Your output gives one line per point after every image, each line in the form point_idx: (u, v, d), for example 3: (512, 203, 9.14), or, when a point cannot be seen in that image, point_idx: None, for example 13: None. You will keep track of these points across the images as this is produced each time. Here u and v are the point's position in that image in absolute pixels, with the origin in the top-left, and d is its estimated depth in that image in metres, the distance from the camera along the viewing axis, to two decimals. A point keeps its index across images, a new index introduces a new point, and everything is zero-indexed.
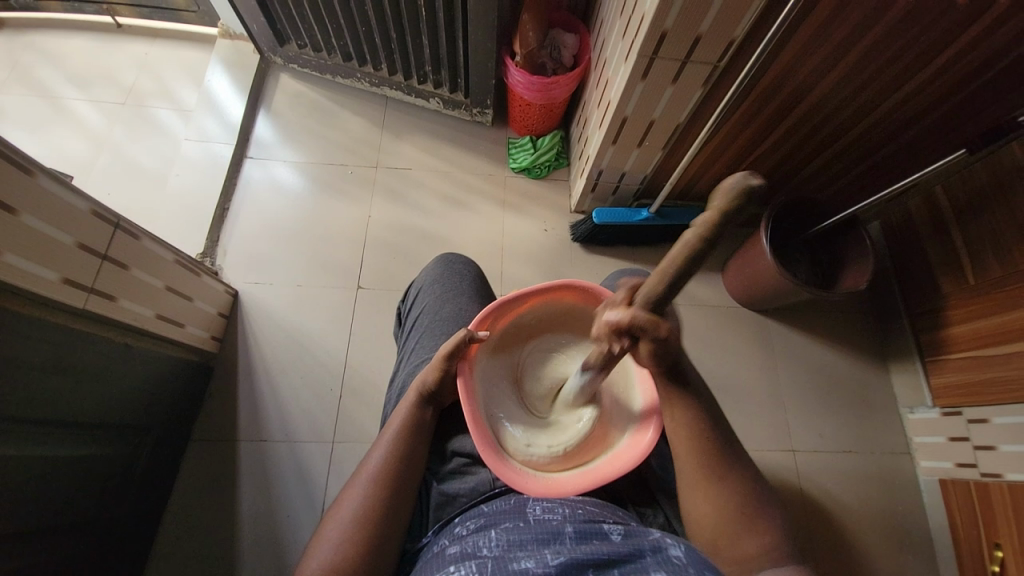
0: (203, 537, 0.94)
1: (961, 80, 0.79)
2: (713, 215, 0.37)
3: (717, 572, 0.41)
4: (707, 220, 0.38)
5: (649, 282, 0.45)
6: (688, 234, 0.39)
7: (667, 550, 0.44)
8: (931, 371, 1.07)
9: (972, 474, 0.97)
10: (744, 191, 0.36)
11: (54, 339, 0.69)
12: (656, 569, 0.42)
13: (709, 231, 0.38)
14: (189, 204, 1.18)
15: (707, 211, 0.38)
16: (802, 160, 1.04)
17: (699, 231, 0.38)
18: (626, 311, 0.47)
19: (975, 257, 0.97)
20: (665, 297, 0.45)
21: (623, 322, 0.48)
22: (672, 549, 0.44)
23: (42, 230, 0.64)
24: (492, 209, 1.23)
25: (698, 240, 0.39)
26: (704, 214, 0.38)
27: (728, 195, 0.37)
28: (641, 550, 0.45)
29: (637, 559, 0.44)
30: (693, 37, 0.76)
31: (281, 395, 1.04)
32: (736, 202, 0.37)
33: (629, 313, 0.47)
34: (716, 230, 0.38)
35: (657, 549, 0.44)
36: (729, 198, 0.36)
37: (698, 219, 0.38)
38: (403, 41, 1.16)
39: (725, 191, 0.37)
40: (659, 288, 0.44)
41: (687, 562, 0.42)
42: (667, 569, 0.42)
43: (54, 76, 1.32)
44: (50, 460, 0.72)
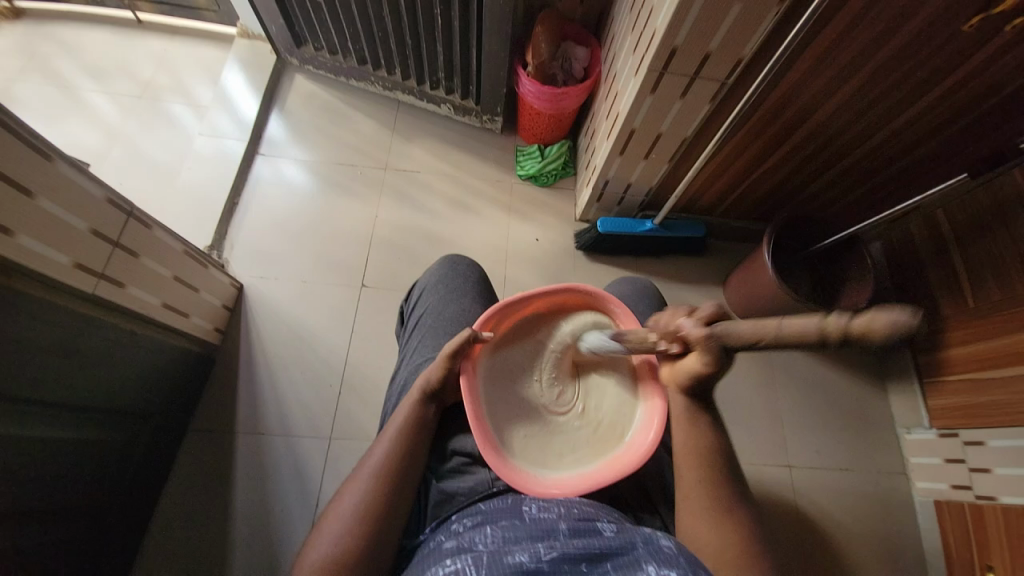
0: (195, 529, 0.94)
1: (964, 106, 0.80)
2: (855, 326, 0.39)
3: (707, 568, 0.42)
4: (847, 321, 0.39)
5: (739, 326, 0.48)
6: (821, 319, 0.41)
7: (658, 541, 0.45)
8: (929, 392, 1.07)
9: (967, 496, 0.97)
10: (897, 328, 0.37)
11: (62, 322, 0.69)
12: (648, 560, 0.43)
13: (837, 333, 0.40)
14: (198, 198, 1.20)
15: (851, 316, 0.39)
16: (806, 179, 1.05)
17: (831, 325, 0.40)
18: (702, 332, 0.52)
19: (974, 280, 0.97)
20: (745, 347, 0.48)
21: (692, 338, 0.53)
22: (662, 541, 0.46)
23: (58, 215, 0.65)
24: (498, 214, 1.25)
25: (818, 331, 0.41)
26: (851, 316, 0.39)
27: (885, 324, 0.37)
28: (632, 543, 0.45)
29: (630, 552, 0.45)
30: (704, 53, 0.77)
31: (280, 389, 1.04)
32: (883, 334, 0.38)
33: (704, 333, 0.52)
34: (845, 340, 0.39)
35: (649, 542, 0.45)
36: (881, 324, 0.38)
37: (838, 317, 0.40)
38: (418, 48, 1.18)
39: (887, 320, 0.38)
40: (749, 338, 0.46)
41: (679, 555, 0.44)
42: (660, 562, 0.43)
43: (71, 67, 1.34)
44: (50, 443, 0.73)
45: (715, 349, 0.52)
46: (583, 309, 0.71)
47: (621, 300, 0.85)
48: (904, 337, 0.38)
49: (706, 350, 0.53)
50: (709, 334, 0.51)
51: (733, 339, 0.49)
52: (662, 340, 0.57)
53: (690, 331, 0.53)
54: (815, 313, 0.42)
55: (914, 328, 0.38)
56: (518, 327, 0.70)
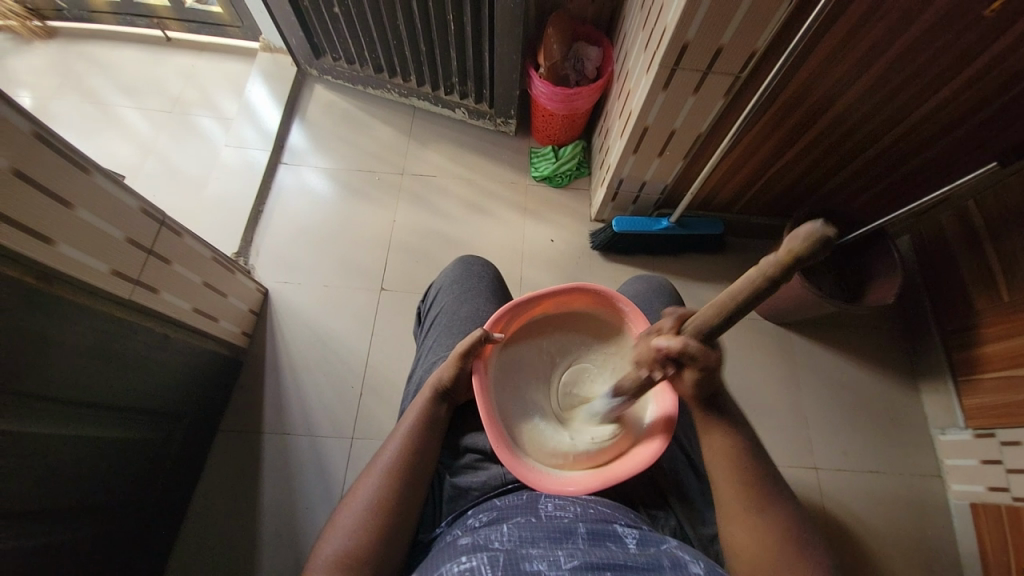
0: (225, 524, 0.98)
1: (992, 93, 0.77)
2: (781, 257, 0.33)
3: None
4: (774, 264, 0.34)
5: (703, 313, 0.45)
6: (754, 271, 0.36)
7: (685, 564, 0.45)
8: (964, 390, 1.03)
9: (1004, 498, 0.93)
10: (812, 241, 0.31)
11: (102, 326, 0.74)
12: None
13: (776, 275, 0.34)
14: (225, 206, 1.25)
15: (777, 255, 0.34)
16: (826, 172, 1.03)
17: (764, 271, 0.35)
18: (676, 339, 0.48)
19: (1009, 273, 0.93)
20: (722, 326, 0.43)
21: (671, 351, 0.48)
22: (691, 567, 0.45)
23: (95, 224, 0.69)
24: (513, 216, 1.26)
25: (764, 277, 0.36)
26: (774, 254, 0.34)
27: (797, 243, 0.32)
28: (659, 561, 0.45)
29: (655, 569, 0.45)
30: (715, 48, 0.77)
31: (304, 390, 1.08)
32: (806, 254, 0.32)
33: (681, 341, 0.48)
34: (783, 277, 0.34)
35: (674, 560, 0.46)
36: (792, 246, 0.32)
37: (766, 259, 0.35)
38: (432, 54, 1.20)
39: (799, 235, 0.32)
40: (716, 317, 0.43)
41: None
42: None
43: (107, 86, 1.41)
44: (91, 441, 0.77)
45: (699, 347, 0.47)
46: (598, 306, 0.70)
47: (635, 299, 0.85)
48: (824, 244, 0.31)
49: (696, 357, 0.48)
50: (684, 337, 0.48)
51: (705, 327, 0.45)
52: (651, 366, 0.53)
53: (668, 346, 0.49)
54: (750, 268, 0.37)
55: (827, 228, 0.31)
56: (529, 327, 0.71)
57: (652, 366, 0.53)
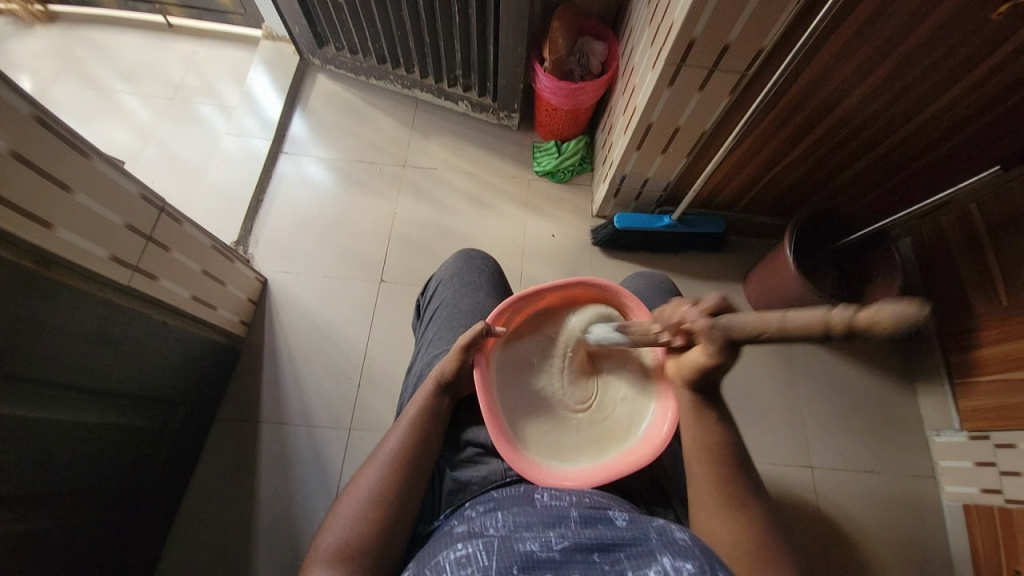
0: (221, 512, 0.98)
1: (996, 98, 0.77)
2: (860, 318, 0.37)
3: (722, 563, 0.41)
4: (851, 316, 0.37)
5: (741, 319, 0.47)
6: (823, 312, 0.39)
7: (672, 533, 0.45)
8: (960, 393, 1.03)
9: (997, 500, 0.94)
10: (904, 320, 0.35)
11: (100, 312, 0.73)
12: (661, 552, 0.43)
13: (841, 327, 0.38)
14: (225, 195, 1.24)
15: (855, 310, 0.37)
16: (829, 172, 1.02)
17: (834, 317, 0.38)
18: (703, 323, 0.52)
19: (1008, 277, 0.94)
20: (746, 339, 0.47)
21: (695, 327, 0.53)
22: (676, 533, 0.45)
23: (93, 209, 0.68)
24: (514, 210, 1.25)
25: (826, 326, 0.39)
26: (853, 309, 0.37)
27: (888, 315, 0.35)
28: (646, 534, 0.45)
29: (642, 543, 0.44)
30: (722, 45, 0.76)
31: (303, 381, 1.08)
32: (889, 328, 0.36)
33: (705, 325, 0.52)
34: (849, 333, 0.38)
35: (663, 534, 0.45)
36: (882, 315, 0.36)
37: (841, 311, 0.38)
38: (437, 46, 1.20)
39: (887, 310, 0.35)
40: (749, 329, 0.46)
41: (693, 546, 0.43)
42: (674, 553, 0.42)
43: (107, 71, 1.40)
44: (88, 427, 0.77)
45: (716, 343, 0.51)
46: (598, 301, 0.72)
47: (636, 295, 0.85)
48: (911, 328, 0.35)
49: (710, 341, 0.52)
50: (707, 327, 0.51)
51: (732, 326, 0.48)
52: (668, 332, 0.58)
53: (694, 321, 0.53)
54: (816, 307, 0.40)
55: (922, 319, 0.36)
56: (530, 321, 0.71)
57: (670, 333, 0.58)
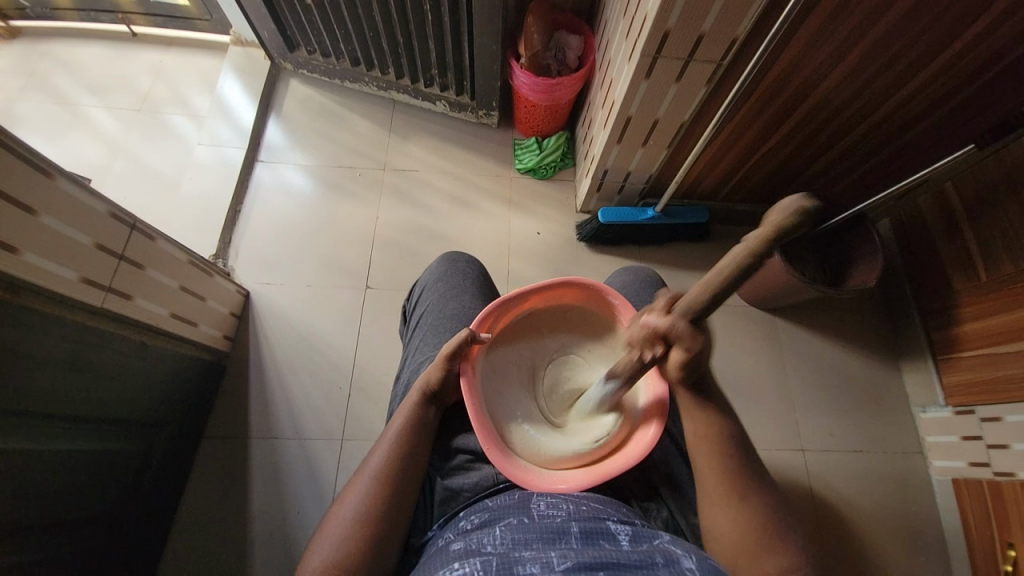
0: (214, 532, 0.96)
1: (968, 76, 0.78)
2: (766, 233, 0.36)
3: None
4: (760, 238, 0.37)
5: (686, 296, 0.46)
6: (736, 251, 0.39)
7: (680, 561, 0.44)
8: (944, 368, 1.05)
9: (985, 473, 0.95)
10: (791, 211, 0.35)
11: (72, 337, 0.71)
12: (668, 574, 0.43)
13: (756, 251, 0.37)
14: (201, 206, 1.21)
15: (760, 229, 0.37)
16: (809, 157, 1.03)
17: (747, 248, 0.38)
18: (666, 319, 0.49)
19: (986, 253, 0.95)
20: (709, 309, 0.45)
21: (660, 327, 0.50)
22: (683, 561, 0.45)
23: (61, 231, 0.66)
24: (498, 209, 1.24)
25: (749, 255, 0.38)
26: (756, 229, 0.37)
27: (781, 215, 0.35)
28: (652, 559, 0.45)
29: (648, 566, 0.44)
30: (696, 35, 0.76)
31: (291, 393, 1.06)
32: (787, 225, 0.35)
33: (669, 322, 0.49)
34: (764, 251, 0.37)
35: (670, 559, 0.45)
36: (776, 219, 0.35)
37: (749, 237, 0.38)
38: (411, 46, 1.18)
39: (782, 208, 0.36)
40: (700, 300, 0.44)
41: (700, 574, 0.43)
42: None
43: (71, 84, 1.36)
44: (68, 455, 0.75)
45: (687, 328, 0.48)
46: (586, 300, 0.70)
47: (622, 291, 0.85)
48: (804, 215, 0.35)
49: (681, 334, 0.49)
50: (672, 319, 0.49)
51: (691, 309, 0.46)
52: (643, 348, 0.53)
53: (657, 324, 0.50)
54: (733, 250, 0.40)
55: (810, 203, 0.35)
56: (518, 323, 0.71)
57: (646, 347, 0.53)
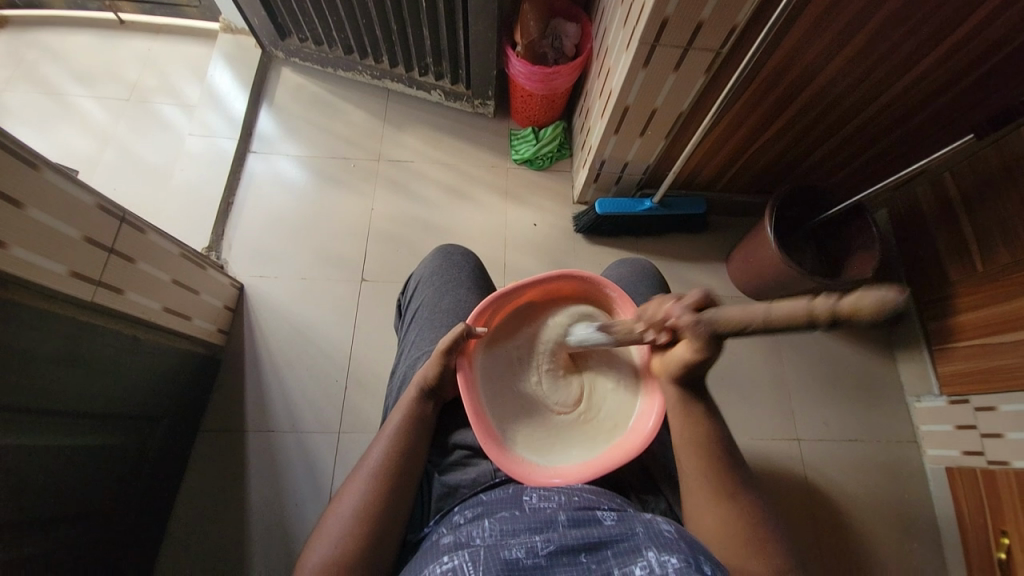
0: (212, 525, 0.96)
1: (969, 64, 0.77)
2: (845, 308, 0.36)
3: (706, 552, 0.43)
4: (838, 307, 0.37)
5: (725, 309, 0.45)
6: (806, 305, 0.38)
7: (658, 526, 0.46)
8: (939, 359, 1.06)
9: (979, 462, 0.96)
10: (885, 308, 0.35)
11: (64, 332, 0.70)
12: (648, 547, 0.43)
13: (825, 317, 0.37)
14: (193, 199, 1.19)
15: (839, 301, 0.37)
16: (808, 147, 1.02)
17: (818, 309, 0.37)
18: (690, 319, 0.50)
19: (983, 243, 0.95)
20: (733, 332, 0.45)
21: (681, 326, 0.51)
22: (662, 525, 0.46)
23: (49, 224, 0.64)
24: (495, 201, 1.23)
25: (809, 316, 0.38)
26: (837, 299, 0.37)
27: (875, 300, 0.35)
28: (632, 530, 0.46)
29: (629, 539, 0.45)
30: (695, 23, 0.75)
31: (287, 387, 1.05)
32: (875, 312, 0.35)
33: (692, 321, 0.49)
34: (834, 320, 0.37)
35: (649, 527, 0.46)
36: (868, 301, 0.35)
37: (825, 302, 0.37)
38: (404, 33, 1.15)
39: (875, 301, 0.35)
40: (735, 321, 0.44)
41: (678, 539, 0.44)
42: (660, 546, 0.43)
43: (58, 73, 1.33)
44: (62, 451, 0.74)
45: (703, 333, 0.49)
46: (584, 293, 0.70)
47: (619, 283, 0.84)
48: (894, 315, 0.35)
49: (695, 335, 0.50)
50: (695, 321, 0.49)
51: (719, 322, 0.46)
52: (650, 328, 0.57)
53: (679, 318, 0.51)
54: (799, 296, 0.39)
55: (903, 304, 0.35)
56: (514, 315, 0.70)
57: (654, 330, 0.57)
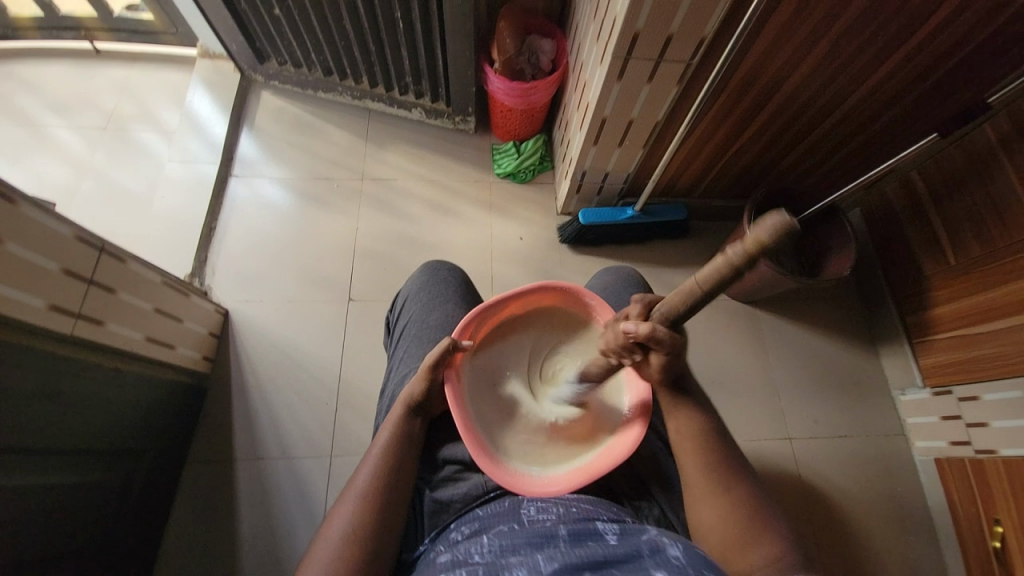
0: (201, 558, 0.93)
1: (926, 67, 0.81)
2: (748, 246, 0.37)
3: (716, 571, 0.41)
4: (741, 249, 0.38)
5: (666, 301, 0.49)
6: (723, 260, 0.40)
7: (664, 549, 0.44)
8: (919, 351, 1.08)
9: (966, 452, 0.98)
10: (776, 231, 0.36)
11: (44, 366, 0.69)
12: (656, 569, 0.42)
13: (740, 263, 0.39)
14: (174, 225, 1.18)
15: (743, 243, 0.38)
16: (781, 151, 1.05)
17: (732, 261, 0.39)
18: (644, 325, 0.51)
19: (953, 237, 0.99)
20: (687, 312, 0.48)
21: (640, 336, 0.52)
22: (670, 550, 0.44)
23: (26, 259, 0.63)
24: (480, 215, 1.24)
25: (730, 265, 0.40)
26: (740, 243, 0.38)
27: (767, 233, 0.36)
28: (639, 552, 0.45)
29: (636, 561, 0.44)
30: (666, 36, 0.77)
31: (276, 411, 1.04)
32: (774, 241, 0.36)
33: (647, 328, 0.51)
34: (748, 263, 0.38)
35: (655, 550, 0.44)
36: (760, 235, 0.36)
37: (731, 250, 0.39)
38: (383, 54, 1.17)
39: (764, 226, 0.36)
40: (683, 302, 0.47)
41: (686, 561, 0.42)
42: (668, 569, 0.42)
43: (33, 105, 1.31)
44: (44, 489, 0.72)
45: (666, 333, 0.51)
46: (569, 303, 0.71)
47: (605, 291, 0.85)
48: (788, 233, 0.35)
49: (659, 341, 0.51)
50: (652, 322, 0.51)
51: (671, 313, 0.49)
52: (621, 353, 0.55)
53: (636, 331, 0.52)
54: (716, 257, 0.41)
55: (790, 218, 0.36)
56: (500, 326, 0.71)
57: (627, 353, 0.55)
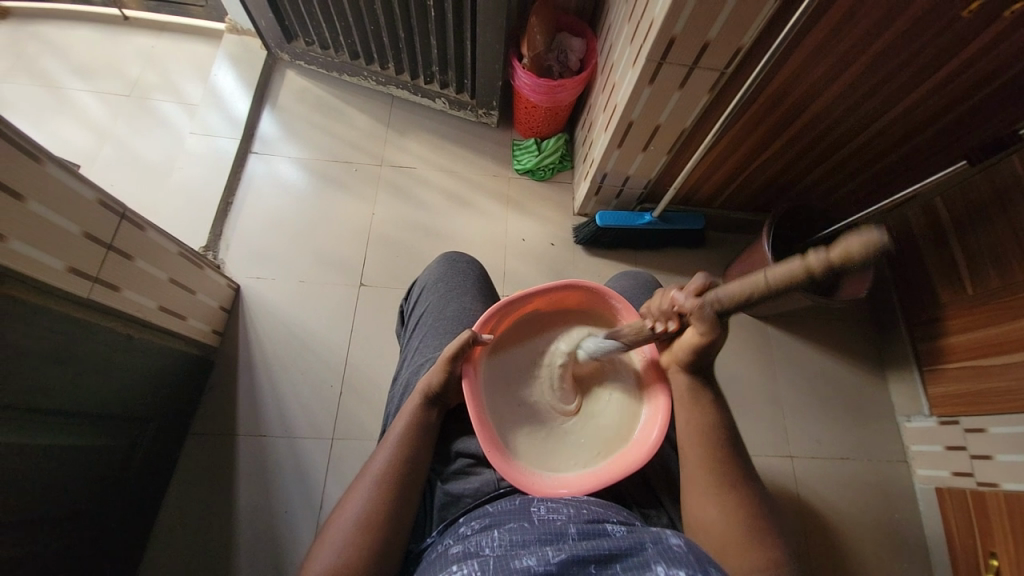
0: (197, 530, 0.93)
1: (962, 93, 0.80)
2: (835, 256, 0.37)
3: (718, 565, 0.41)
4: (826, 258, 0.37)
5: (726, 288, 0.48)
6: (799, 262, 0.39)
7: (666, 540, 0.44)
8: (928, 379, 1.08)
9: (968, 483, 0.98)
10: (868, 249, 0.35)
11: (59, 328, 0.69)
12: (658, 562, 0.42)
13: (820, 269, 0.38)
14: (192, 197, 1.18)
15: (827, 250, 0.37)
16: (806, 167, 1.04)
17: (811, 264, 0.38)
18: (697, 305, 0.53)
19: (974, 267, 0.98)
20: (740, 305, 0.48)
21: (687, 308, 0.55)
22: (670, 539, 0.45)
23: (49, 218, 0.63)
24: (496, 209, 1.24)
25: (806, 269, 0.39)
26: (825, 250, 0.37)
27: (857, 245, 0.36)
28: (642, 543, 0.45)
29: (639, 552, 0.44)
30: (703, 43, 0.76)
31: (280, 390, 1.04)
32: (862, 255, 0.36)
33: (698, 305, 0.53)
34: (830, 269, 0.38)
35: (658, 541, 0.45)
36: (851, 248, 0.36)
37: (814, 256, 0.38)
38: (412, 41, 1.16)
39: (857, 240, 0.36)
40: (742, 294, 0.46)
41: (688, 551, 0.43)
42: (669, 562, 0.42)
43: (58, 67, 1.31)
44: (48, 450, 0.72)
45: (711, 316, 0.53)
46: (589, 303, 0.70)
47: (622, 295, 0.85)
48: (876, 254, 0.35)
49: (702, 318, 0.54)
50: (703, 305, 0.52)
51: (726, 301, 0.49)
52: (658, 320, 0.60)
53: (684, 302, 0.56)
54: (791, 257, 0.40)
55: (884, 241, 0.35)
56: (520, 323, 0.70)
57: (663, 319, 0.59)
